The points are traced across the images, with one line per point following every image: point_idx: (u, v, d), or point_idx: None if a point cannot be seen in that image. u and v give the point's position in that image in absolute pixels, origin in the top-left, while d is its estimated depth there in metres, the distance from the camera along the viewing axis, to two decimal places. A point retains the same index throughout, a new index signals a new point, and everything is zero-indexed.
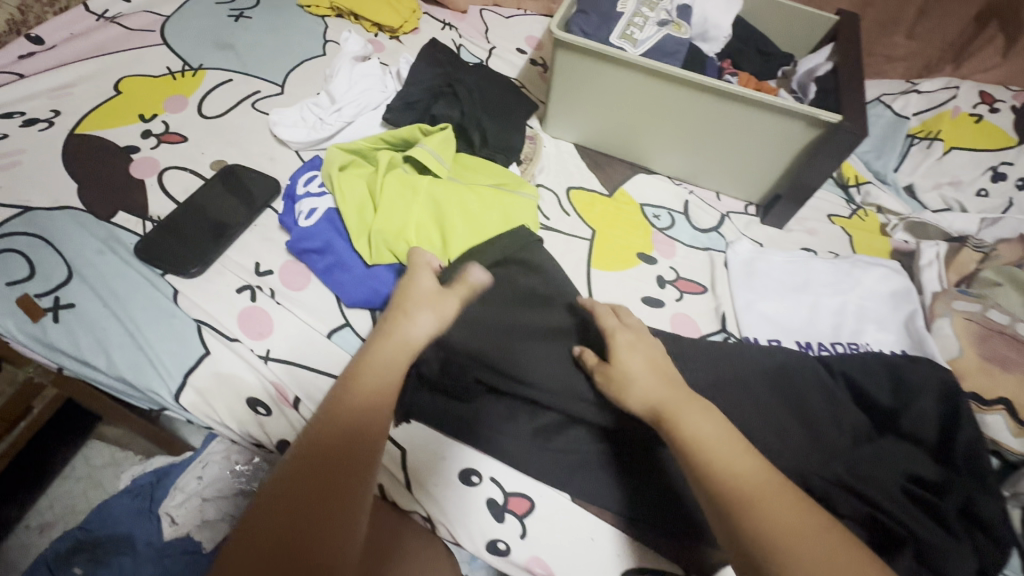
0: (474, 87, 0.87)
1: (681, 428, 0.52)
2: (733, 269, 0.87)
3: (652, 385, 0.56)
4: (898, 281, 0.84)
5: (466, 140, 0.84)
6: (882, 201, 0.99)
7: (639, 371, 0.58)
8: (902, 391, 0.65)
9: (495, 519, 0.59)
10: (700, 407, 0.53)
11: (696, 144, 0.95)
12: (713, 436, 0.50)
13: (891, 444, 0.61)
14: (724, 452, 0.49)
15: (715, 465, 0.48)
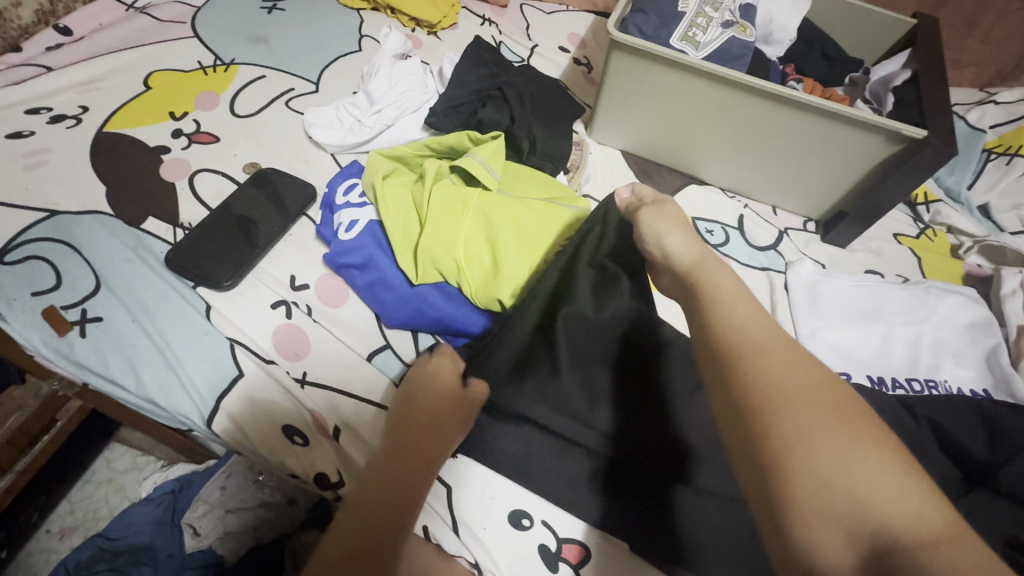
0: (522, 91, 0.82)
1: (711, 293, 0.43)
2: (794, 293, 0.81)
3: (687, 265, 0.48)
4: (976, 311, 0.78)
5: (514, 148, 0.79)
6: (953, 220, 0.91)
7: (680, 255, 0.49)
8: (1003, 446, 0.57)
9: (548, 569, 0.54)
10: (730, 282, 0.43)
11: (757, 156, 0.89)
12: (746, 314, 0.40)
13: (985, 502, 0.55)
14: (752, 330, 0.38)
15: (743, 338, 0.38)
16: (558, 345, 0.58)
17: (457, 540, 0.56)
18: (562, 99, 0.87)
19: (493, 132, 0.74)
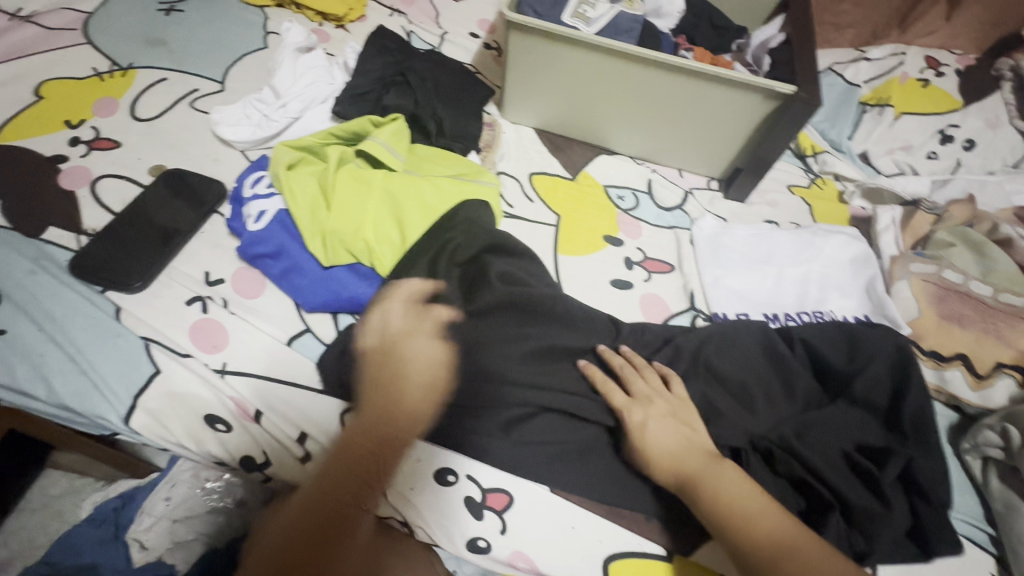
0: (425, 75, 0.85)
1: (705, 487, 0.55)
2: (698, 246, 0.87)
3: (680, 454, 0.57)
4: (858, 247, 0.85)
5: (421, 131, 0.82)
6: (837, 168, 1.00)
7: (668, 446, 0.58)
8: (857, 356, 0.67)
9: (473, 518, 0.58)
10: (709, 464, 0.56)
11: (656, 123, 0.95)
12: (734, 484, 0.55)
13: (841, 410, 0.63)
14: (746, 503, 0.54)
15: (739, 516, 0.53)
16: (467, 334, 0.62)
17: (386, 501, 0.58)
18: (468, 80, 0.90)
19: (395, 115, 0.76)
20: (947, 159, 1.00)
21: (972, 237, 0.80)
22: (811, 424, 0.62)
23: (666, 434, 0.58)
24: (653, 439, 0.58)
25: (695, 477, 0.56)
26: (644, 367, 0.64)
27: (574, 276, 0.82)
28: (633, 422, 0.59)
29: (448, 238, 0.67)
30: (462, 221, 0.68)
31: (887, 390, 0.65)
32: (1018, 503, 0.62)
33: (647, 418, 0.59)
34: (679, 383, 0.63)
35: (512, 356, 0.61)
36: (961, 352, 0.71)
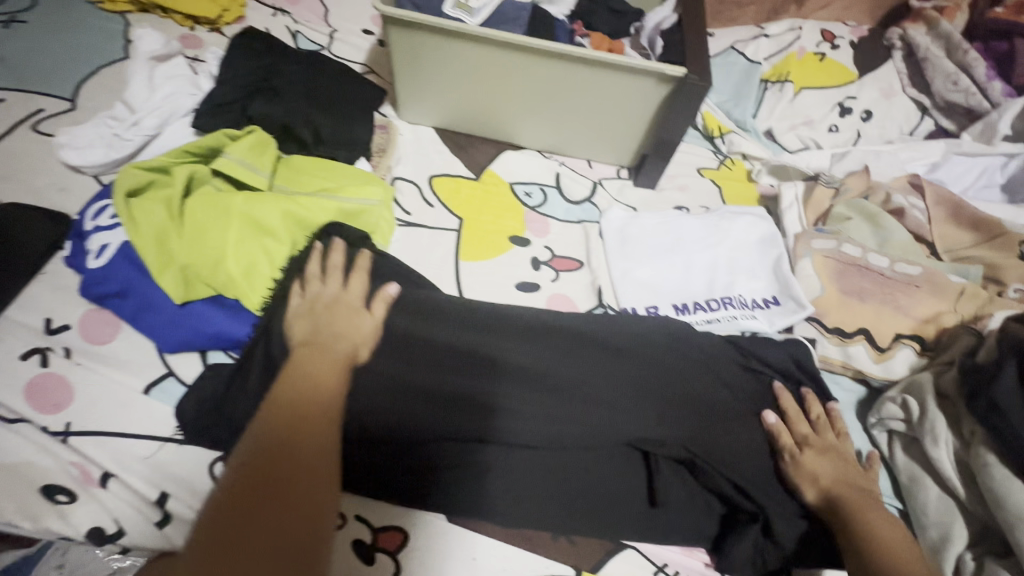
0: (296, 79, 0.78)
1: (862, 521, 0.52)
2: (607, 239, 0.84)
3: (838, 484, 0.56)
4: (764, 227, 0.85)
5: (296, 141, 0.75)
6: (745, 148, 0.99)
7: (827, 479, 0.57)
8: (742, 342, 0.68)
9: (362, 561, 0.54)
10: (873, 505, 0.54)
11: (558, 114, 0.91)
12: (880, 523, 0.52)
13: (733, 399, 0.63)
14: (904, 544, 0.50)
15: (891, 547, 0.50)
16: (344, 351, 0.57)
17: None
18: (348, 80, 0.82)
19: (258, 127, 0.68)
20: (848, 132, 1.00)
21: (867, 208, 0.80)
22: (714, 419, 0.62)
23: (841, 470, 0.57)
24: (817, 471, 0.57)
25: (856, 505, 0.54)
26: (839, 425, 0.62)
27: (476, 283, 0.78)
28: (816, 455, 0.58)
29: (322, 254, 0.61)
30: (342, 250, 0.63)
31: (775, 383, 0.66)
32: (921, 475, 0.62)
33: (836, 446, 0.59)
34: (615, 367, 0.63)
35: (329, 313, 0.56)
36: (864, 326, 0.71)
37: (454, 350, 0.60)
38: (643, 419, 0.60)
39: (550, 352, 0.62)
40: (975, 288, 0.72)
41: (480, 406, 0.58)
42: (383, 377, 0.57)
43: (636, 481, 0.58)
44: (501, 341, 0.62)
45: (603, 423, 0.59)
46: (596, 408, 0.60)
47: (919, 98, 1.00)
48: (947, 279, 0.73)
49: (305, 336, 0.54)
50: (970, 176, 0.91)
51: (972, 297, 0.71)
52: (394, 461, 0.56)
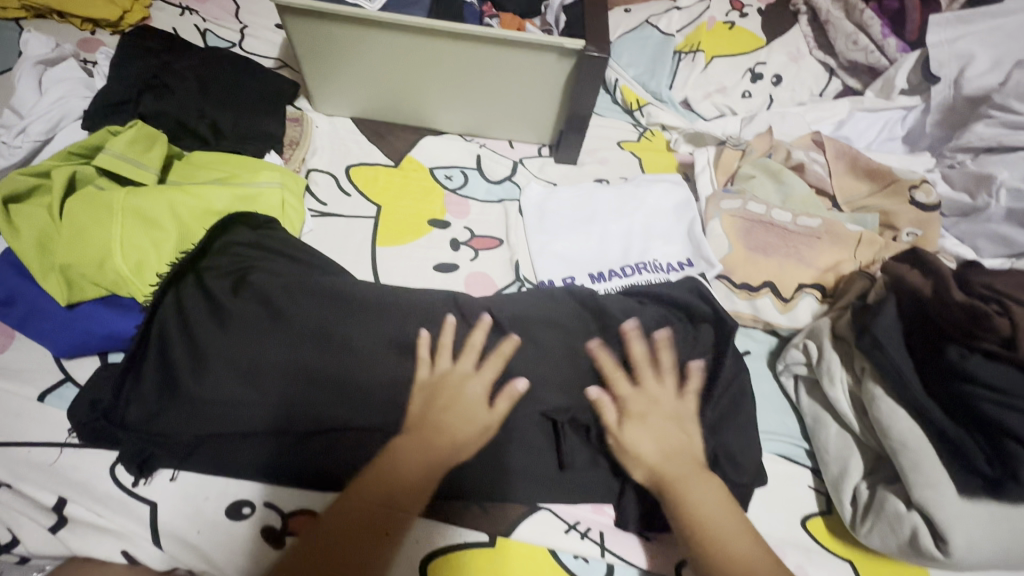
0: (187, 73, 0.77)
1: (685, 502, 0.53)
2: (527, 216, 0.85)
3: (663, 461, 0.56)
4: (679, 193, 0.87)
5: (194, 137, 0.75)
6: (662, 119, 1.00)
7: (648, 451, 0.57)
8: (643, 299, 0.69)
9: (272, 547, 0.53)
10: (700, 474, 0.56)
11: (471, 96, 0.91)
12: (702, 500, 0.54)
13: (640, 358, 0.63)
14: (722, 521, 0.53)
15: (710, 525, 0.52)
16: (280, 347, 0.59)
17: (161, 551, 0.52)
18: (246, 70, 0.82)
19: (140, 120, 0.67)
20: (760, 97, 1.02)
21: (771, 166, 0.82)
22: (621, 372, 0.62)
23: (655, 449, 0.57)
24: (643, 452, 0.57)
25: (674, 486, 0.55)
26: (666, 367, 0.63)
27: (394, 268, 0.78)
28: (635, 433, 0.58)
29: (213, 249, 0.63)
30: (234, 242, 0.65)
31: (680, 327, 0.67)
32: (823, 415, 0.64)
33: (639, 426, 0.58)
34: (564, 346, 0.64)
35: (331, 336, 0.60)
36: (769, 279, 0.74)
37: (373, 342, 0.61)
38: (552, 388, 0.61)
39: (461, 329, 0.64)
40: (871, 235, 0.75)
41: (386, 387, 0.59)
42: (292, 367, 0.58)
43: (546, 451, 0.60)
44: (408, 323, 0.63)
45: (516, 393, 0.60)
46: (532, 385, 0.61)
47: (825, 60, 1.04)
48: (845, 228, 0.76)
49: (217, 343, 0.57)
50: (873, 130, 0.94)
51: (868, 243, 0.74)
52: (339, 461, 0.56)
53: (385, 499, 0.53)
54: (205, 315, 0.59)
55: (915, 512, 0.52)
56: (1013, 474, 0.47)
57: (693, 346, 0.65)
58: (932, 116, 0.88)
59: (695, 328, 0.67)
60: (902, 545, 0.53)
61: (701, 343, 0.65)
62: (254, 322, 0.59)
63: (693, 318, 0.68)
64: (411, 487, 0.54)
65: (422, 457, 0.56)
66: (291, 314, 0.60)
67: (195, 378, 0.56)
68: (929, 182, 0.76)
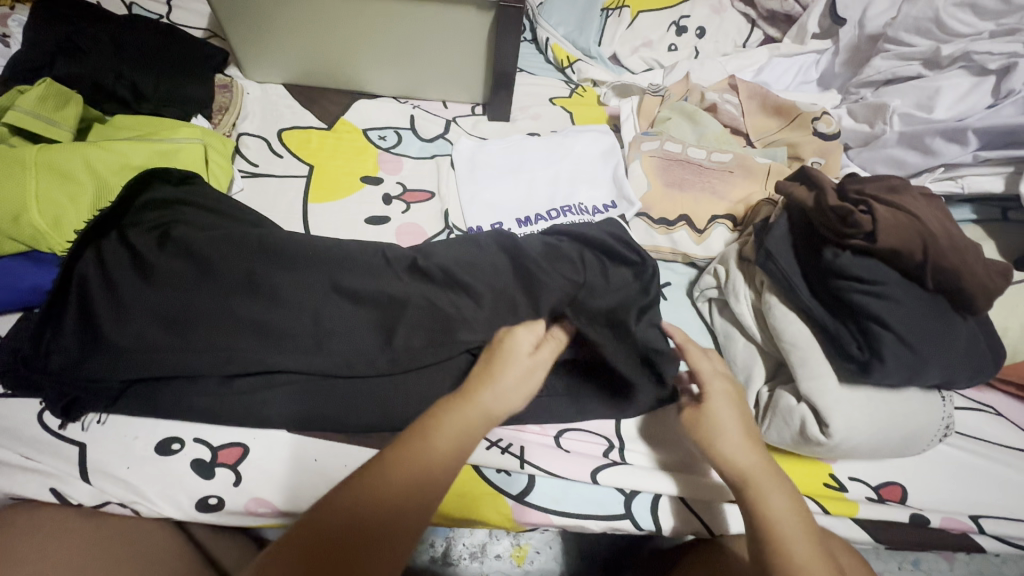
0: (99, 35, 0.81)
1: (762, 506, 0.48)
2: (458, 168, 0.87)
3: (753, 460, 0.51)
4: (605, 141, 0.89)
5: (115, 99, 0.79)
6: (592, 75, 1.02)
7: (734, 442, 0.52)
8: (556, 234, 0.71)
9: (202, 477, 0.55)
10: (777, 478, 0.50)
11: (400, 56, 0.92)
12: (778, 503, 0.48)
13: (556, 286, 0.66)
14: (796, 529, 0.46)
15: (785, 530, 0.46)
16: (201, 293, 0.60)
17: (90, 487, 0.54)
18: (161, 35, 0.86)
19: (50, 77, 0.68)
20: (685, 49, 1.06)
21: (686, 108, 0.87)
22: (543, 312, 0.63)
23: (744, 441, 0.52)
24: (728, 441, 0.52)
25: (751, 485, 0.49)
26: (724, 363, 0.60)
27: (326, 222, 0.79)
28: (716, 420, 0.53)
29: (126, 197, 0.64)
30: (144, 187, 0.65)
31: (602, 273, 0.66)
32: (733, 331, 0.67)
33: (725, 412, 0.53)
34: (483, 285, 0.65)
35: (254, 281, 0.62)
36: (684, 213, 0.77)
37: (302, 285, 0.63)
38: (474, 325, 0.63)
39: (384, 271, 0.66)
40: (779, 167, 0.79)
41: (311, 326, 0.61)
42: (223, 315, 0.59)
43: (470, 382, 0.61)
44: (341, 272, 0.65)
45: (441, 334, 0.62)
46: (453, 318, 0.63)
47: (746, 11, 1.07)
48: (755, 161, 0.80)
49: (137, 289, 0.59)
50: (789, 74, 0.98)
51: (776, 175, 0.79)
52: (267, 397, 0.58)
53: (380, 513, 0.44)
54: (119, 264, 0.60)
55: (804, 404, 0.56)
56: (878, 354, 0.53)
57: (613, 289, 0.65)
58: (841, 56, 0.93)
59: (617, 269, 0.67)
60: (794, 436, 0.57)
61: (622, 284, 0.65)
62: (174, 269, 0.61)
63: (617, 261, 0.68)
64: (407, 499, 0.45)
65: (413, 472, 0.46)
66: (211, 261, 0.61)
67: (115, 326, 0.57)
68: (828, 114, 0.82)
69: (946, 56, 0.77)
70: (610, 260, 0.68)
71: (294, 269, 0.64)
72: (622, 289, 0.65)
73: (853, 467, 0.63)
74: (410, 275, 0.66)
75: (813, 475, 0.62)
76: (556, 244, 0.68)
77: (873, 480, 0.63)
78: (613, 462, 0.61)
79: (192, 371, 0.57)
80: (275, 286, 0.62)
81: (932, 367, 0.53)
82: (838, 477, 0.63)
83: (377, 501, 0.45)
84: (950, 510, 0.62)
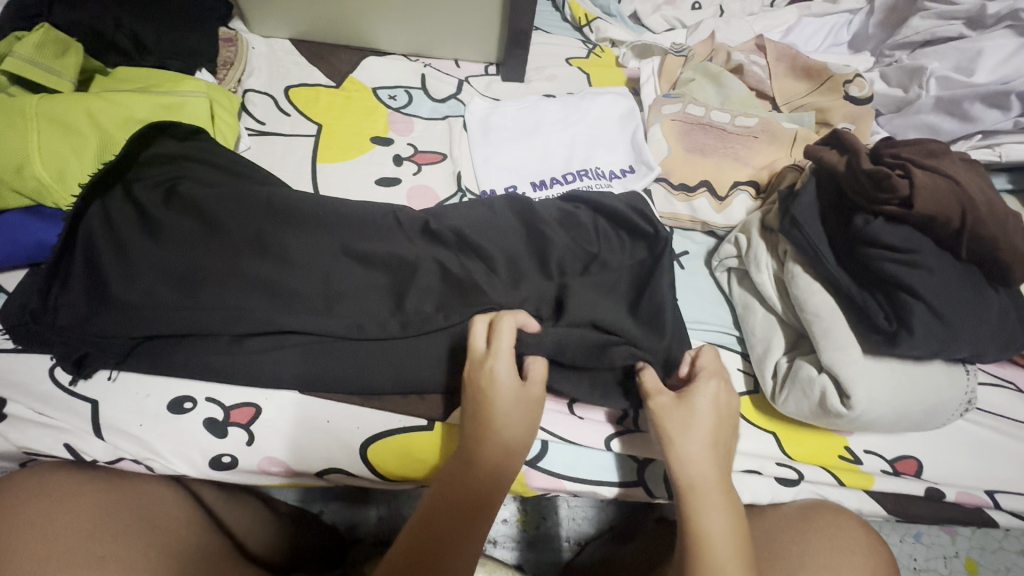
0: None
1: (696, 522, 0.47)
2: (470, 130, 0.84)
3: (707, 469, 0.49)
4: (624, 103, 0.86)
5: (117, 50, 0.76)
6: (611, 34, 0.97)
7: (698, 451, 0.49)
8: (573, 200, 0.69)
9: (215, 436, 0.55)
10: (727, 496, 0.48)
11: (410, 9, 0.87)
12: (715, 521, 0.47)
13: (572, 251, 0.64)
14: (725, 550, 0.45)
15: (713, 548, 0.45)
16: (210, 251, 0.59)
17: (104, 443, 0.54)
18: None
19: (48, 23, 0.65)
20: (709, 8, 1.01)
21: (710, 69, 0.83)
22: (559, 279, 0.63)
23: (704, 448, 0.49)
24: (687, 448, 0.49)
25: (696, 495, 0.48)
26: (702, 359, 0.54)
27: (335, 183, 0.77)
28: (688, 419, 0.50)
29: (132, 153, 0.62)
30: (151, 144, 0.63)
31: (619, 245, 0.66)
32: (752, 301, 0.65)
33: (705, 416, 0.50)
34: (496, 252, 0.63)
35: (264, 240, 0.61)
36: (706, 179, 0.75)
37: (315, 246, 0.62)
38: (487, 290, 0.61)
39: (397, 236, 0.64)
40: (806, 132, 0.76)
41: (320, 289, 0.60)
42: (233, 273, 0.59)
43: None
44: (352, 234, 0.63)
45: (455, 297, 0.61)
46: (466, 280, 0.61)
47: None
48: (782, 126, 0.77)
49: (148, 246, 0.58)
50: (820, 36, 0.93)
51: (803, 141, 0.75)
52: (276, 357, 0.57)
53: (460, 509, 0.47)
54: (126, 223, 0.59)
55: (825, 374, 0.54)
56: (906, 325, 0.51)
57: (626, 261, 0.65)
58: (876, 17, 0.88)
59: (634, 242, 0.66)
60: (813, 408, 0.55)
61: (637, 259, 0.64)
62: (187, 227, 0.60)
63: (635, 234, 0.66)
64: (469, 510, 0.47)
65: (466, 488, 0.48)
66: (221, 220, 0.60)
67: (125, 284, 0.56)
68: (861, 77, 0.78)
69: (991, 15, 0.74)
70: (626, 234, 0.66)
71: (304, 229, 0.62)
72: (639, 264, 0.64)
73: (869, 440, 0.63)
74: (422, 238, 0.65)
75: (827, 447, 0.62)
76: (574, 212, 0.67)
77: (888, 453, 0.62)
78: (627, 429, 0.60)
79: (199, 328, 0.56)
80: (287, 247, 0.61)
81: (962, 340, 0.51)
82: (853, 449, 0.62)
83: (445, 507, 0.47)
84: (966, 485, 0.61)
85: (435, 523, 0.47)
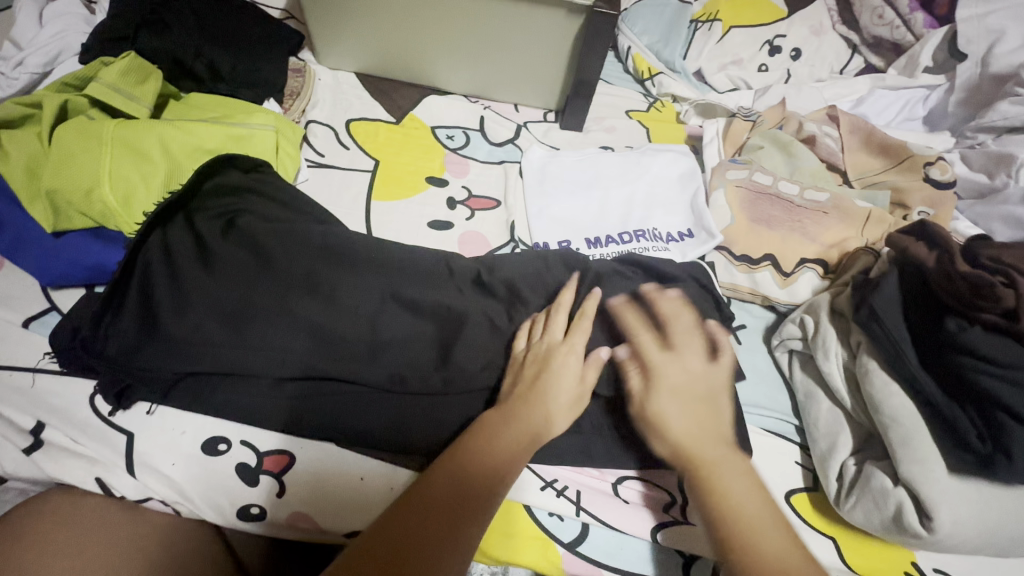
0: (185, 12, 0.81)
1: (711, 487, 0.48)
2: (527, 177, 0.83)
3: (692, 438, 0.51)
4: (684, 163, 0.83)
5: (193, 77, 0.79)
6: (674, 89, 0.96)
7: (685, 424, 0.52)
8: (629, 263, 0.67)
9: (246, 484, 0.53)
10: (733, 461, 0.50)
11: (478, 52, 0.88)
12: (732, 488, 0.48)
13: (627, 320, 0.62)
14: (748, 512, 0.46)
15: (740, 521, 0.46)
16: (261, 287, 0.58)
17: (134, 480, 0.52)
18: (246, 22, 0.86)
19: (134, 51, 0.68)
20: (777, 70, 0.99)
21: (780, 138, 0.81)
22: None
23: (691, 424, 0.52)
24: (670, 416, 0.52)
25: (702, 467, 0.49)
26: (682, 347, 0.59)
27: (388, 222, 0.76)
28: (666, 399, 0.53)
29: (192, 183, 0.62)
30: (214, 176, 0.64)
31: None
32: (816, 391, 0.60)
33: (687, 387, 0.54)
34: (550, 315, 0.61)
35: (318, 281, 0.60)
36: (772, 253, 0.71)
37: (367, 292, 0.60)
38: None
39: (450, 287, 0.62)
40: (881, 212, 0.72)
41: (366, 338, 0.58)
42: (282, 312, 0.57)
43: None
44: (404, 281, 0.62)
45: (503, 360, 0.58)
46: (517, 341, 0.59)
47: (848, 35, 1.01)
48: (854, 204, 0.73)
49: (201, 278, 0.57)
50: (893, 109, 0.91)
51: (877, 221, 0.72)
52: (313, 403, 0.55)
53: (427, 512, 0.43)
54: (183, 252, 0.58)
55: (903, 488, 0.50)
56: (1004, 449, 0.46)
57: None
58: (956, 95, 0.85)
59: None
60: (886, 522, 0.50)
61: None
62: (244, 260, 0.59)
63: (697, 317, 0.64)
64: (480, 495, 0.45)
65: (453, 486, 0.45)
66: (276, 258, 0.60)
67: (175, 314, 0.55)
68: (943, 160, 0.75)
69: None
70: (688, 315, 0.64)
71: (356, 271, 0.61)
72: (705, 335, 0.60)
73: None
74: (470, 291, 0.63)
75: (890, 561, 0.54)
76: (629, 277, 0.65)
77: None
78: (675, 520, 0.55)
79: (244, 367, 0.54)
80: (339, 289, 0.60)
81: None
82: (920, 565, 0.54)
83: (432, 504, 0.44)
84: None
85: (413, 524, 0.43)
